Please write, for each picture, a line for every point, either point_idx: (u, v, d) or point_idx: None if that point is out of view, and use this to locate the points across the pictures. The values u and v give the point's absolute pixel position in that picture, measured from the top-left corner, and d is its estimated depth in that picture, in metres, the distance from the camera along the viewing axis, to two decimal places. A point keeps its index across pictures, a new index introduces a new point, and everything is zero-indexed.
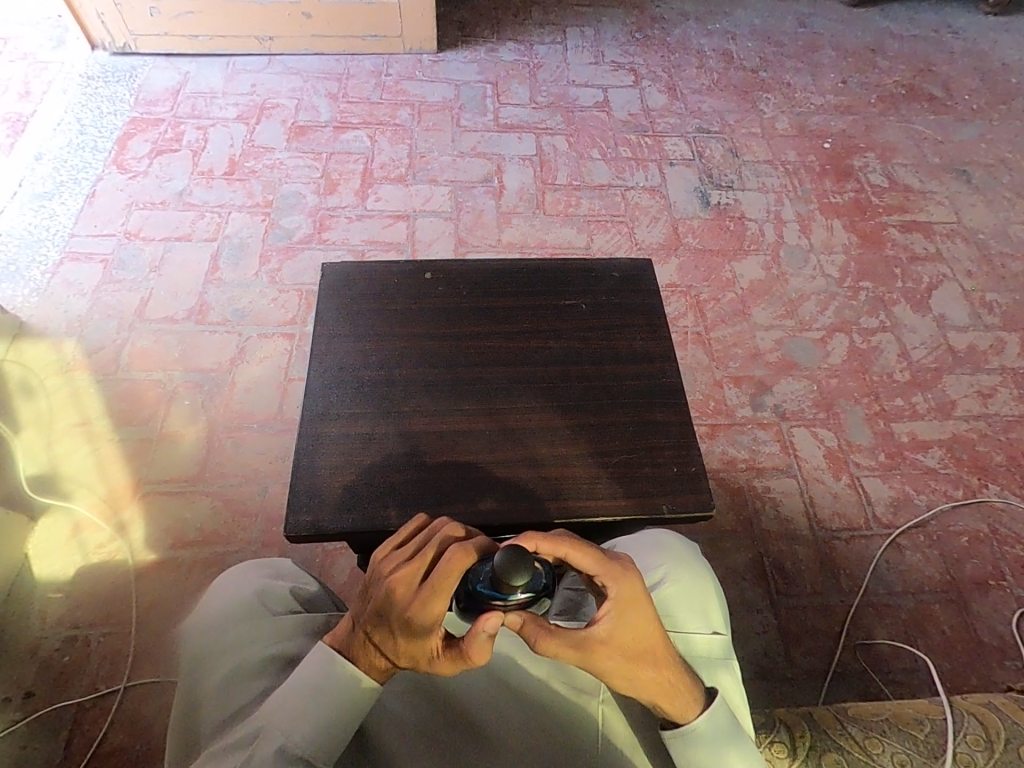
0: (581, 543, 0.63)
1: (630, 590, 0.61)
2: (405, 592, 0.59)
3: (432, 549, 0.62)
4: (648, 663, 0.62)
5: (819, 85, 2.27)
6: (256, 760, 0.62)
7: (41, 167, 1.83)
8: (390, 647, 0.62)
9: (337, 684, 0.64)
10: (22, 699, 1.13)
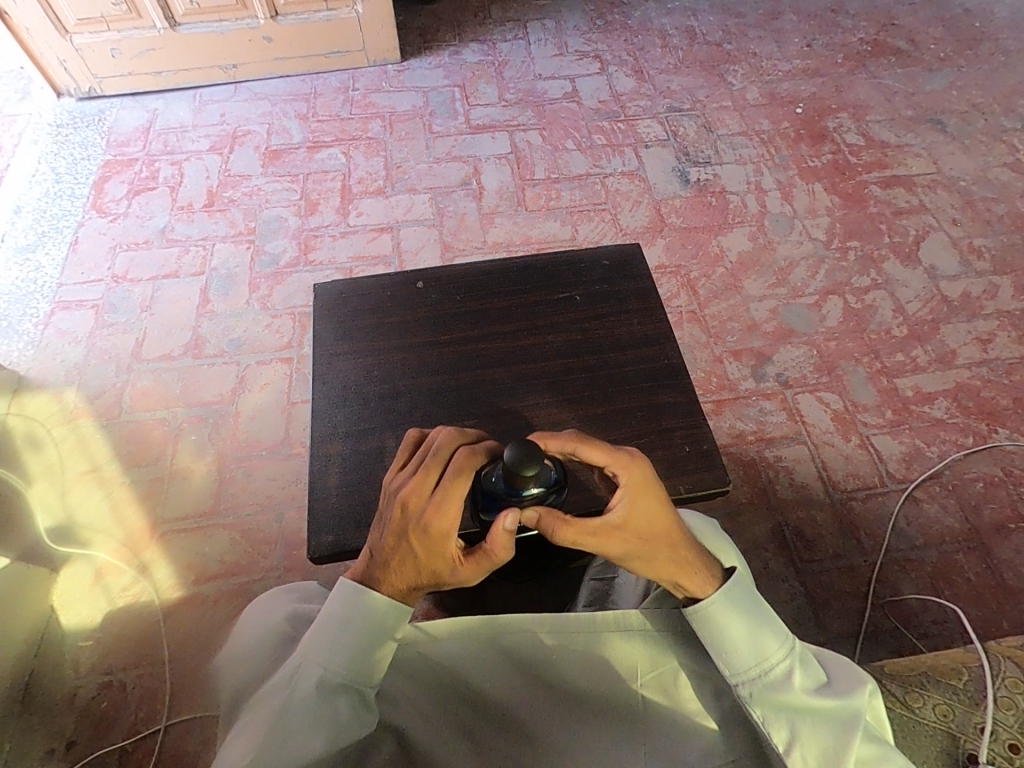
0: (589, 440, 0.69)
1: (637, 476, 0.66)
2: (420, 501, 0.64)
3: (435, 461, 0.66)
4: (663, 545, 0.66)
5: (785, 51, 2.27)
6: (297, 695, 0.64)
7: (21, 220, 1.83)
8: (412, 567, 0.65)
9: (366, 613, 0.65)
10: (65, 750, 1.14)
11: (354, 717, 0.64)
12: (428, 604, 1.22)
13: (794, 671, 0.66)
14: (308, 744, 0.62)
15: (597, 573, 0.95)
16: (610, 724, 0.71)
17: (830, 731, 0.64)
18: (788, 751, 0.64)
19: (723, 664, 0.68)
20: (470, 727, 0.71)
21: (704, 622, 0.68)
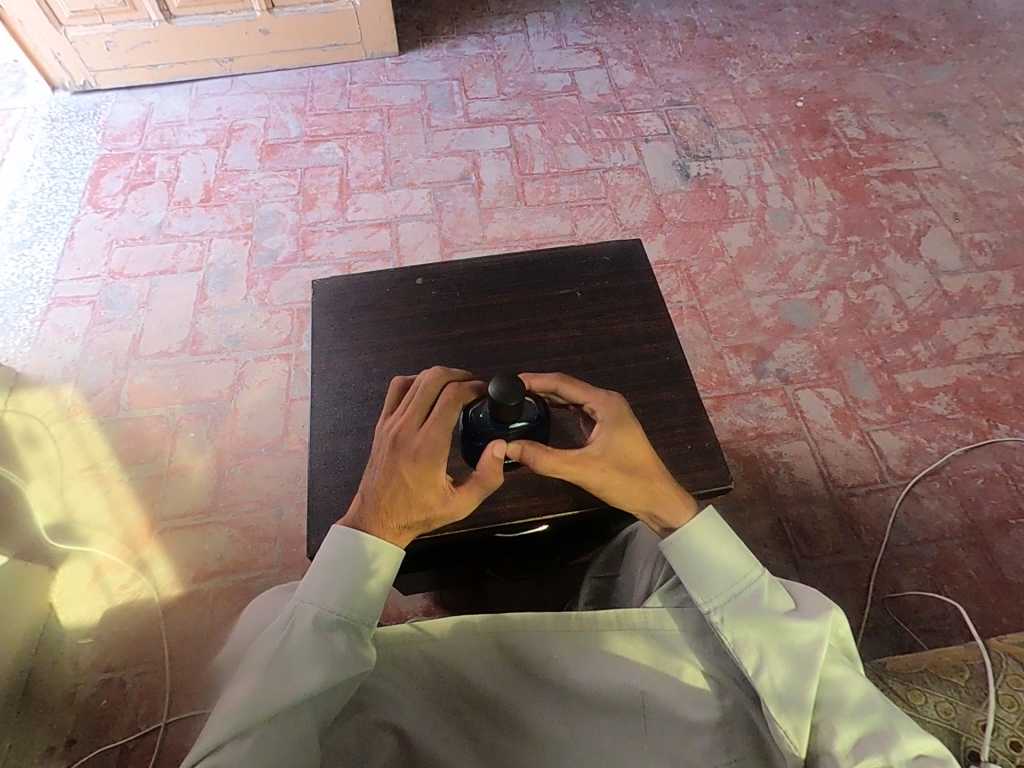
0: (572, 382, 0.81)
1: (613, 410, 0.77)
2: (412, 433, 0.72)
3: (420, 400, 0.75)
4: (637, 472, 0.74)
5: (785, 44, 2.25)
6: (294, 634, 0.64)
7: (17, 215, 1.82)
8: (405, 499, 0.71)
9: (358, 549, 0.69)
10: (65, 747, 1.14)
11: (351, 651, 0.63)
12: (427, 600, 1.22)
13: (761, 594, 0.68)
14: (303, 675, 0.60)
15: (599, 570, 0.97)
16: (613, 723, 0.70)
17: (798, 650, 0.63)
18: (759, 673, 0.63)
19: (692, 591, 0.70)
20: (473, 728, 0.70)
21: (674, 549, 0.72)
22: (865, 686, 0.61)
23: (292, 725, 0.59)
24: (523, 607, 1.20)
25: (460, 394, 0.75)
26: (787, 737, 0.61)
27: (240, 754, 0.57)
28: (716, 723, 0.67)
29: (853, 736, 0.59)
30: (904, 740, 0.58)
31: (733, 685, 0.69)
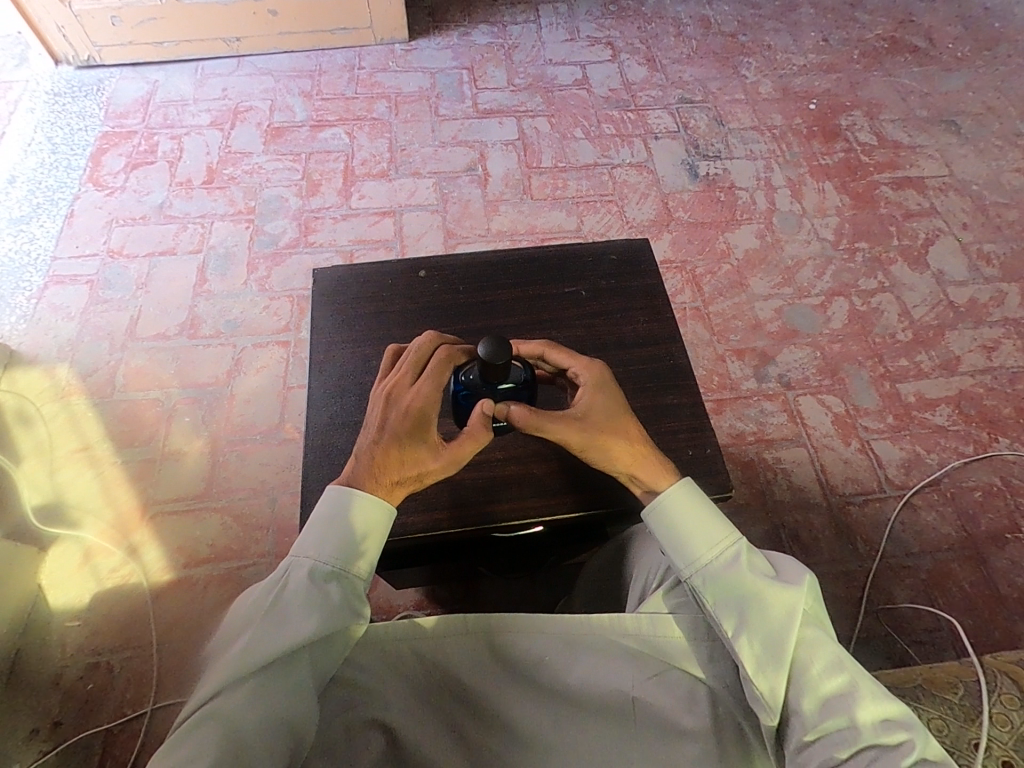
0: (559, 348, 0.83)
1: (597, 375, 0.80)
2: (405, 392, 0.75)
3: (412, 359, 0.77)
4: (622, 435, 0.76)
5: (800, 44, 2.23)
6: (289, 587, 0.66)
7: (16, 190, 1.79)
8: (396, 456, 0.73)
9: (354, 506, 0.71)
10: (50, 730, 1.13)
11: (346, 604, 0.66)
12: (419, 595, 1.21)
13: (740, 558, 0.69)
14: (301, 625, 0.62)
15: (593, 573, 0.96)
16: (607, 729, 0.68)
17: (773, 613, 0.65)
18: (736, 636, 0.65)
19: (675, 557, 0.72)
20: (461, 730, 0.68)
21: (658, 515, 0.73)
22: (836, 649, 0.63)
23: (289, 674, 0.61)
24: (515, 606, 1.19)
25: (452, 355, 0.78)
26: (761, 697, 0.62)
27: (238, 703, 0.58)
28: (710, 730, 0.65)
29: (823, 697, 0.61)
30: (871, 700, 0.59)
31: (725, 695, 0.68)
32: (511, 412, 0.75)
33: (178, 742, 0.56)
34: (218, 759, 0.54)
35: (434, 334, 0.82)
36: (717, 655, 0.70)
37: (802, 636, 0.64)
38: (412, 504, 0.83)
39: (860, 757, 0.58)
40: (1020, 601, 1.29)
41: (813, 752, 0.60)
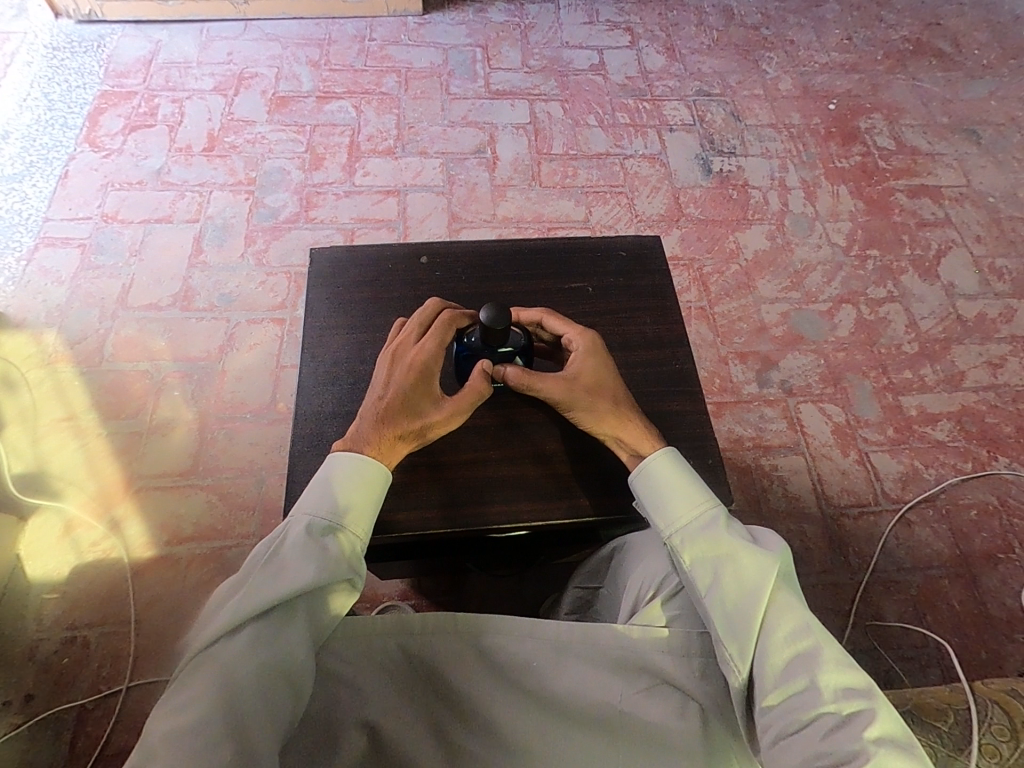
0: (554, 315, 0.87)
1: (587, 340, 0.84)
2: (411, 349, 0.80)
3: (418, 321, 0.83)
4: (607, 397, 0.80)
5: (824, 42, 2.17)
6: (286, 541, 0.66)
7: (9, 146, 1.74)
8: (399, 409, 0.76)
9: (352, 464, 0.72)
10: (22, 702, 1.11)
11: (342, 557, 0.66)
12: (405, 585, 1.19)
13: (719, 522, 0.71)
14: (297, 574, 0.62)
15: (583, 579, 0.94)
16: (597, 738, 0.66)
17: (746, 574, 0.66)
18: (709, 594, 0.67)
19: (657, 517, 0.74)
20: (447, 733, 0.66)
21: (644, 476, 0.76)
22: (804, 616, 0.64)
23: (285, 624, 0.61)
24: (500, 603, 1.18)
25: (455, 319, 0.83)
26: (729, 657, 0.63)
27: (236, 652, 0.58)
28: (702, 750, 0.64)
29: (789, 659, 0.61)
30: (834, 665, 0.60)
31: (715, 711, 0.66)
32: (507, 373, 0.81)
33: (180, 690, 0.57)
34: (214, 708, 0.54)
35: (438, 301, 0.87)
36: (710, 670, 0.67)
37: (773, 598, 0.65)
38: (402, 500, 0.80)
39: (821, 719, 0.58)
40: (1008, 622, 1.28)
41: (776, 714, 0.60)
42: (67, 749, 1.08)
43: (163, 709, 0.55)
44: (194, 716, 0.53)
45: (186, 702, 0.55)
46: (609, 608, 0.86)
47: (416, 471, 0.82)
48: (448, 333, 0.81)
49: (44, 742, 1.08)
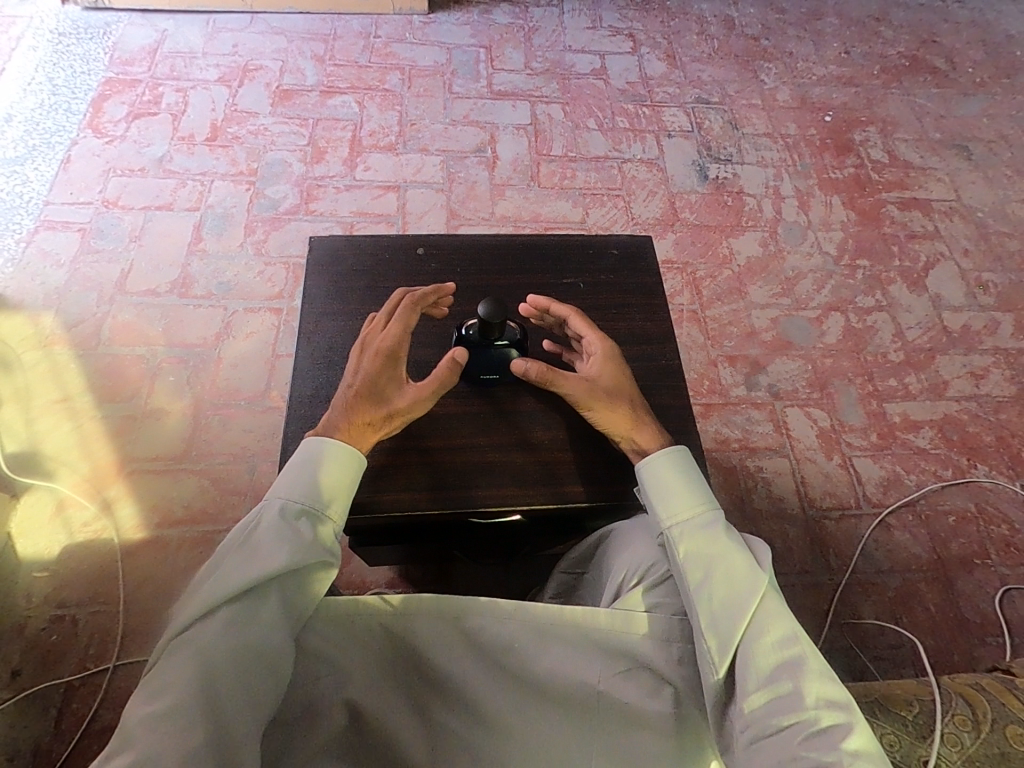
0: (581, 316, 0.89)
1: (609, 347, 0.87)
2: (377, 336, 0.82)
3: (383, 310, 0.86)
4: (624, 400, 0.83)
5: (822, 55, 2.21)
6: (261, 523, 0.68)
7: (12, 129, 1.75)
8: (367, 396, 0.79)
9: (326, 448, 0.74)
10: (10, 678, 1.13)
11: (318, 540, 0.69)
12: (393, 572, 1.21)
13: (717, 525, 0.73)
14: (273, 556, 0.64)
15: (567, 564, 0.97)
16: (575, 720, 0.68)
17: (736, 577, 0.68)
18: (698, 588, 0.69)
19: (658, 510, 0.76)
20: (431, 712, 0.69)
21: (649, 469, 0.78)
22: (792, 625, 0.65)
23: (262, 607, 0.62)
24: (486, 588, 1.20)
25: (416, 302, 0.86)
26: (712, 652, 0.65)
27: (212, 635, 0.59)
28: (672, 733, 0.67)
29: (773, 666, 0.63)
30: (817, 677, 0.62)
31: (689, 694, 0.68)
32: (528, 371, 0.83)
33: (155, 676, 0.57)
34: (192, 692, 0.55)
35: (403, 289, 0.89)
36: (687, 656, 0.69)
37: (762, 605, 0.67)
38: (391, 482, 0.82)
39: (798, 725, 0.60)
40: (982, 625, 1.31)
41: (753, 714, 0.62)
42: (53, 725, 1.09)
43: (140, 693, 0.56)
44: (171, 702, 0.54)
45: (163, 688, 0.56)
46: (592, 593, 0.89)
47: (406, 454, 0.84)
48: (413, 316, 0.84)
49: (30, 717, 1.10)
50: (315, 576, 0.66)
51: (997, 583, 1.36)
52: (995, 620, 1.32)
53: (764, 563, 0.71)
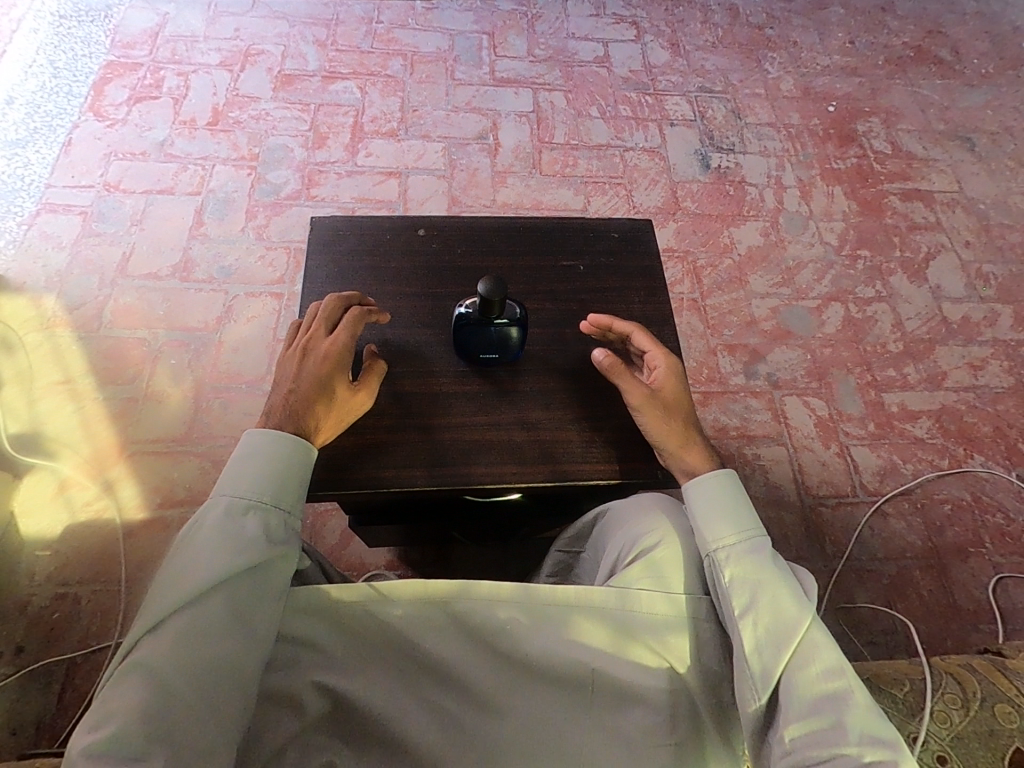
0: (642, 331, 0.89)
1: (672, 361, 0.86)
2: (323, 341, 0.80)
3: (324, 315, 0.83)
4: (678, 414, 0.83)
5: (826, 44, 2.20)
6: (203, 522, 0.64)
7: (13, 112, 1.74)
8: (314, 402, 0.76)
9: (267, 440, 0.70)
10: (13, 654, 1.14)
11: (267, 533, 0.65)
12: (391, 554, 1.23)
13: (765, 551, 0.70)
14: (215, 559, 0.60)
15: (564, 543, 0.98)
16: (564, 699, 0.65)
17: (783, 606, 0.65)
18: (743, 612, 0.65)
19: (704, 530, 0.73)
20: (418, 689, 0.64)
21: (698, 489, 0.76)
22: (838, 656, 0.63)
23: (211, 609, 0.58)
24: (484, 568, 1.22)
25: (365, 313, 0.85)
26: (753, 678, 0.63)
27: (158, 649, 0.56)
28: (669, 711, 0.65)
29: (818, 697, 0.61)
30: (863, 710, 0.60)
31: (687, 674, 0.67)
32: (601, 361, 0.86)
33: (102, 700, 0.54)
34: (142, 711, 0.52)
35: (340, 294, 0.87)
36: (689, 635, 0.68)
37: (806, 634, 0.64)
38: (391, 458, 0.83)
39: (843, 760, 0.57)
40: (975, 613, 1.33)
41: (795, 744, 0.59)
42: (55, 700, 1.11)
43: (85, 722, 0.53)
44: (118, 727, 0.51)
45: (108, 713, 0.52)
46: (590, 570, 0.90)
47: (406, 431, 0.85)
48: (360, 326, 0.84)
49: (34, 692, 1.11)
50: (269, 570, 0.62)
51: (990, 571, 1.37)
52: (988, 607, 1.33)
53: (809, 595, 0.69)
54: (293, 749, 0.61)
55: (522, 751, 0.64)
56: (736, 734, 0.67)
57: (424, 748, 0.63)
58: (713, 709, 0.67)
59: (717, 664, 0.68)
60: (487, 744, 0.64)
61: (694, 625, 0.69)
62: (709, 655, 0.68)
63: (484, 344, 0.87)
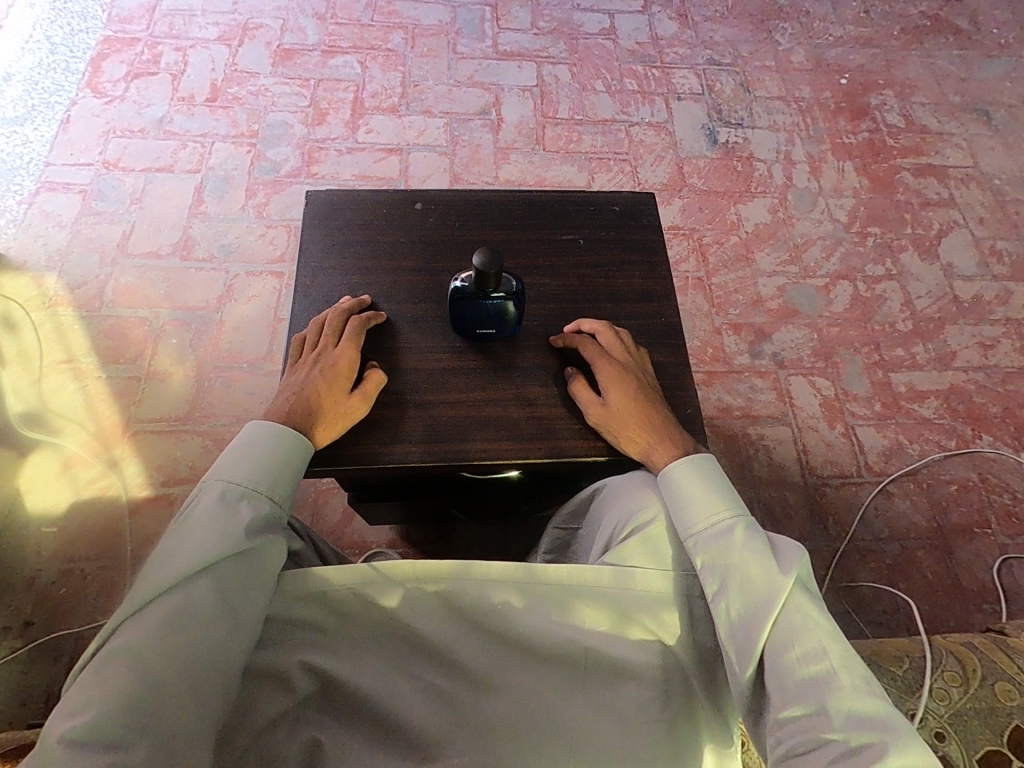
0: (583, 342, 0.87)
1: (608, 370, 0.84)
2: (324, 350, 0.82)
3: (331, 325, 0.84)
4: (624, 424, 0.81)
5: (840, 14, 2.13)
6: (198, 506, 0.64)
7: (11, 89, 1.72)
8: (311, 404, 0.77)
9: (271, 433, 0.71)
10: (22, 628, 1.16)
11: (258, 522, 0.64)
12: (393, 533, 1.23)
13: (736, 529, 0.68)
14: (204, 545, 0.60)
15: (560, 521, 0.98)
16: (557, 676, 0.65)
17: (755, 586, 0.64)
18: (714, 597, 0.65)
19: (676, 520, 0.73)
20: (409, 666, 0.64)
21: (666, 477, 0.76)
22: (820, 634, 0.60)
23: (198, 596, 0.58)
24: (485, 549, 1.22)
25: (365, 321, 0.86)
26: (734, 664, 0.62)
27: (144, 633, 0.55)
28: (662, 691, 0.63)
29: (800, 680, 0.58)
30: (847, 691, 0.57)
31: (678, 651, 0.66)
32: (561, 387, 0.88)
33: (82, 685, 0.52)
34: (124, 698, 0.51)
35: (350, 303, 0.88)
36: (683, 616, 0.68)
37: (785, 612, 0.62)
38: (384, 436, 0.82)
39: (828, 747, 0.55)
40: (979, 593, 1.32)
41: (783, 733, 0.58)
42: (63, 672, 1.13)
43: (62, 708, 0.51)
44: (98, 713, 0.50)
45: (86, 700, 0.51)
46: (585, 547, 0.90)
47: (402, 409, 0.84)
48: (362, 336, 0.85)
49: (42, 665, 1.13)
50: (255, 560, 0.62)
51: (996, 552, 1.36)
52: (992, 588, 1.33)
53: (790, 563, 0.65)
54: (285, 724, 0.61)
55: (515, 729, 0.63)
56: (733, 714, 0.67)
57: (417, 725, 0.62)
58: (707, 689, 0.66)
59: (712, 641, 0.68)
60: (479, 721, 0.63)
61: (685, 601, 0.68)
62: (703, 631, 0.68)
63: (476, 316, 0.85)
